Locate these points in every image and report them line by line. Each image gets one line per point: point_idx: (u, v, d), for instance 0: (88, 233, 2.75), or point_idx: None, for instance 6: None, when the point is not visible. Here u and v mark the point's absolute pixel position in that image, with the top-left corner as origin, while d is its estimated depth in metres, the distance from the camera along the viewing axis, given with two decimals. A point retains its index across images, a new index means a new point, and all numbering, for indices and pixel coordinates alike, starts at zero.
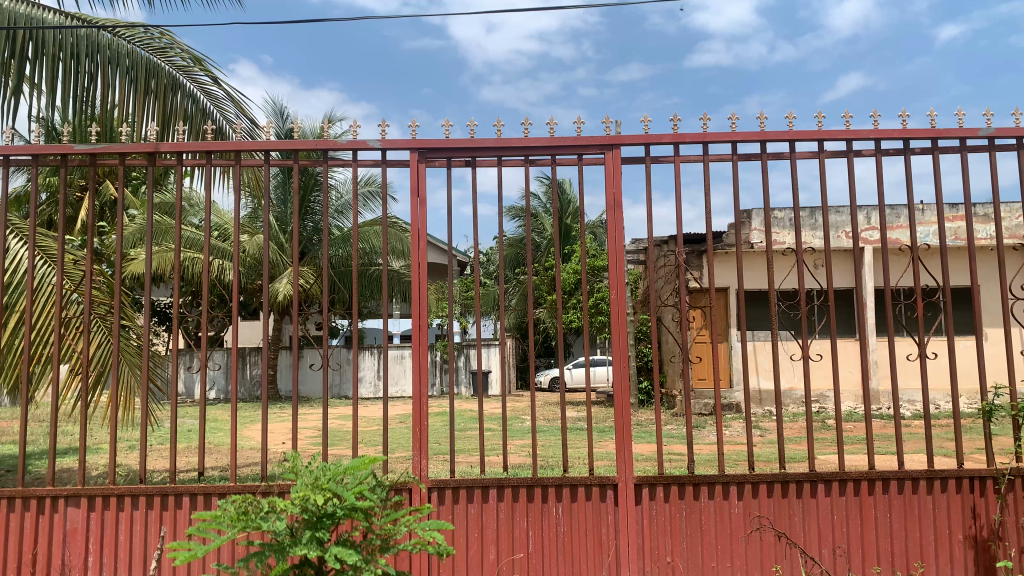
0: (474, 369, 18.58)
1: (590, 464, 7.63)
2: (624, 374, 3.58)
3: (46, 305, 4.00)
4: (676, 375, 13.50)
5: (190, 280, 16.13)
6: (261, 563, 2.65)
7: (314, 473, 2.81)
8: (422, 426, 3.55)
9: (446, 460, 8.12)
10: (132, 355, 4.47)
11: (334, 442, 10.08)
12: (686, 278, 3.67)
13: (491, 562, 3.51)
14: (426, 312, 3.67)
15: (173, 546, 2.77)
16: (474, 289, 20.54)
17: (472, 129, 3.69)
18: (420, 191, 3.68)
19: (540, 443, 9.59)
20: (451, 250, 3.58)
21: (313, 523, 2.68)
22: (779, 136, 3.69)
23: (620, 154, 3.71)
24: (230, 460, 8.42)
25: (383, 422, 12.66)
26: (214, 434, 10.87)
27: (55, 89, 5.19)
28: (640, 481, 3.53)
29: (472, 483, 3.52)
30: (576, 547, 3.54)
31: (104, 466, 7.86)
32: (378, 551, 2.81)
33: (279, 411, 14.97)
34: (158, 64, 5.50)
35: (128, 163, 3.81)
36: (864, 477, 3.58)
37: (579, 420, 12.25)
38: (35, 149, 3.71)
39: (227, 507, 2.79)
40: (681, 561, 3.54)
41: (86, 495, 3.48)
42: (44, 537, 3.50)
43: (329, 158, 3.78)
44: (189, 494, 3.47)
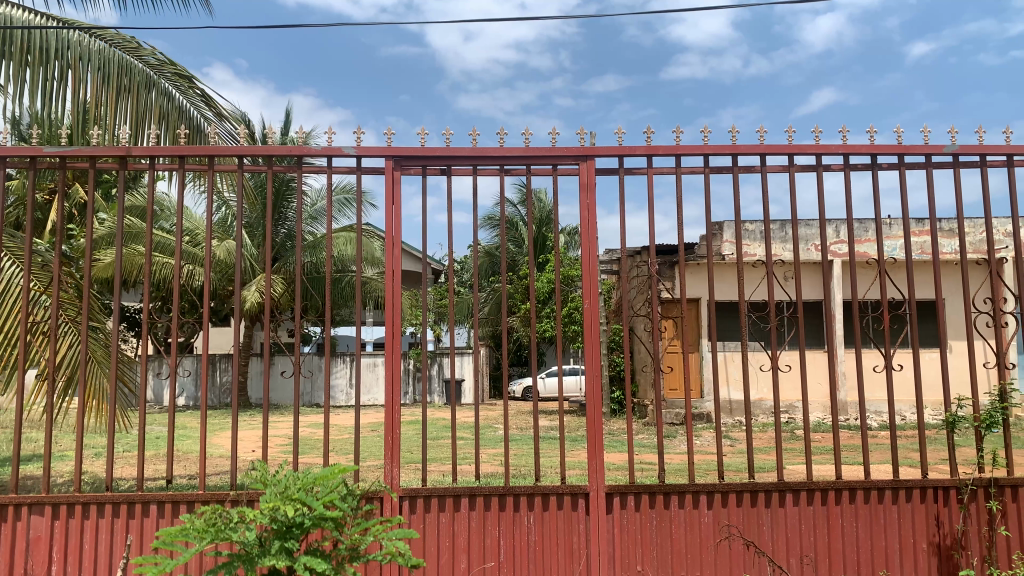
0: (446, 377, 18.66)
1: (563, 473, 7.67)
2: (596, 385, 3.60)
3: (13, 306, 3.96)
4: (648, 385, 13.59)
5: (161, 285, 15.94)
6: (229, 574, 2.63)
7: (284, 482, 2.79)
8: (394, 434, 3.53)
9: (418, 469, 8.10)
10: (101, 359, 4.45)
11: (305, 450, 10.00)
12: (658, 290, 3.66)
13: (463, 570, 3.51)
14: (399, 321, 3.65)
15: (140, 556, 2.73)
16: (448, 296, 20.57)
17: (449, 137, 3.71)
18: (395, 199, 3.68)
19: (512, 451, 9.63)
20: (424, 257, 3.56)
21: (282, 533, 2.67)
22: (751, 149, 3.74)
23: (594, 165, 3.74)
24: (199, 468, 8.33)
25: (355, 431, 12.57)
26: (183, 441, 10.73)
27: (23, 89, 5.11)
28: (612, 489, 3.56)
29: (444, 492, 3.51)
30: (548, 555, 3.54)
31: (69, 472, 7.76)
32: (347, 562, 2.80)
33: (249, 420, 14.77)
34: (132, 62, 5.38)
35: (99, 166, 3.75)
36: (831, 486, 3.63)
37: (552, 429, 12.29)
38: (4, 150, 3.65)
39: (196, 517, 2.75)
40: (651, 567, 3.56)
41: (51, 503, 3.43)
42: (6, 546, 3.43)
43: (302, 166, 3.75)
44: (157, 502, 3.43)
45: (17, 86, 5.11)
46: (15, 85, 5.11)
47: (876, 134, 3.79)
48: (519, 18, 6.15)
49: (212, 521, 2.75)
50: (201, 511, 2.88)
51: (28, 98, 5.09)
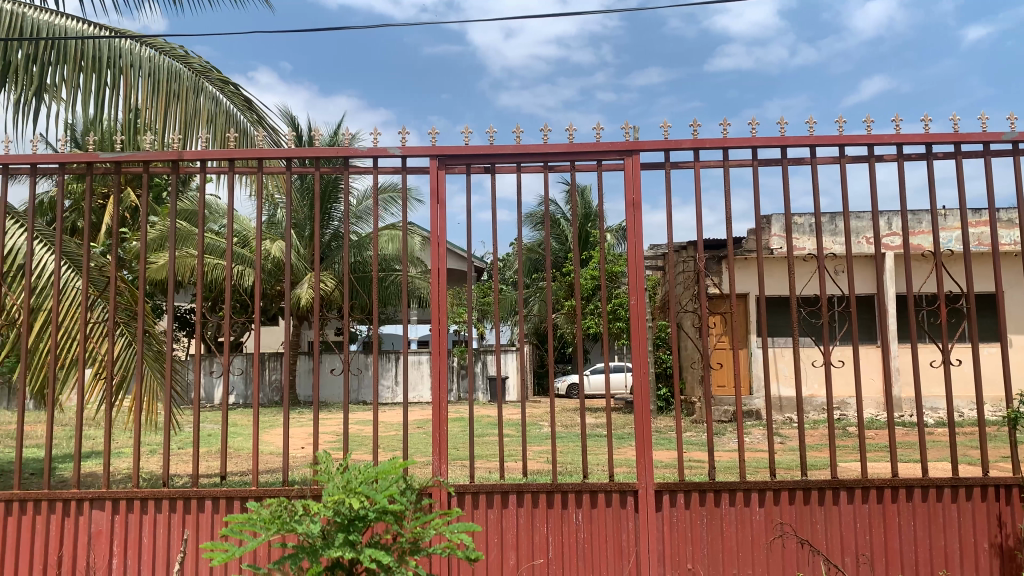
0: (491, 375, 18.72)
1: (610, 470, 7.64)
2: (643, 381, 3.56)
3: (72, 306, 4.07)
4: (695, 383, 13.46)
5: (211, 286, 16.26)
6: (294, 565, 2.63)
7: (346, 476, 2.81)
8: (441, 431, 3.55)
9: (465, 466, 8.16)
10: (154, 360, 4.54)
11: (354, 446, 10.16)
12: (707, 284, 3.58)
13: (512, 567, 3.51)
14: (445, 318, 3.67)
15: (208, 546, 2.76)
16: (491, 294, 20.63)
17: (492, 135, 3.71)
18: (440, 197, 3.70)
19: (559, 449, 9.60)
20: (469, 255, 3.56)
21: (345, 526, 2.68)
22: (800, 141, 3.68)
23: (639, 160, 3.70)
24: (251, 465, 8.50)
25: (402, 428, 12.68)
26: (235, 438, 10.96)
27: (77, 97, 5.25)
28: (660, 487, 3.53)
29: (492, 489, 3.52)
30: (597, 553, 3.53)
31: (127, 470, 7.93)
32: (407, 555, 2.79)
33: (298, 417, 14.98)
34: (181, 69, 5.53)
35: (152, 171, 3.83)
36: (887, 485, 3.55)
37: (598, 427, 12.21)
38: (60, 156, 3.74)
39: (263, 509, 2.79)
40: (702, 566, 3.52)
41: (111, 498, 3.52)
42: (68, 540, 3.54)
43: (349, 167, 3.78)
44: (212, 498, 3.50)
45: (70, 92, 5.25)
46: (69, 91, 5.25)
47: (931, 122, 3.70)
48: (561, 14, 6.12)
49: (279, 512, 2.77)
50: (268, 503, 2.92)
51: (81, 105, 5.23)
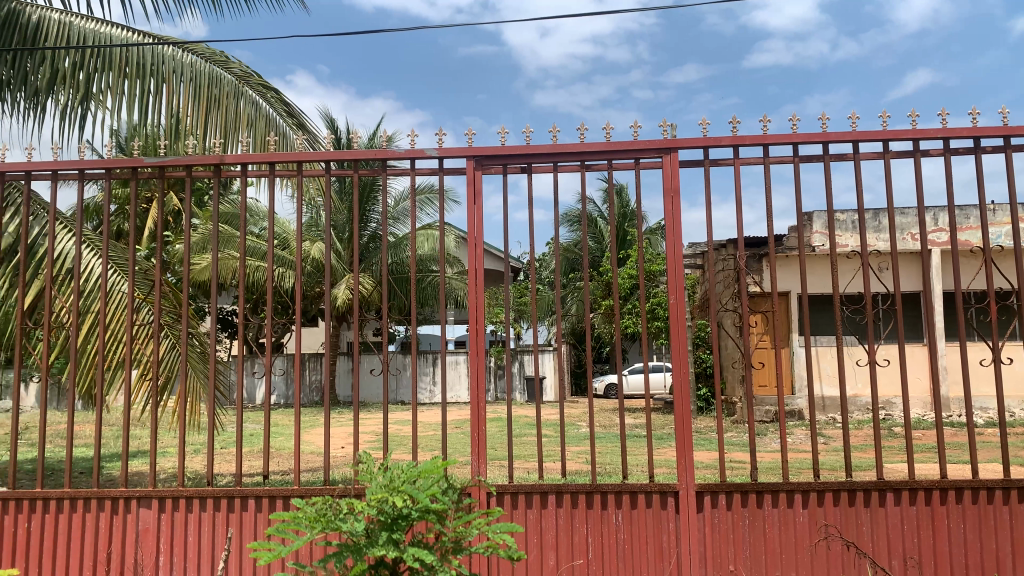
0: (529, 375, 18.72)
1: (650, 471, 7.59)
2: (684, 381, 3.53)
3: (118, 310, 4.19)
4: (735, 382, 13.32)
5: (253, 288, 16.51)
6: (339, 563, 2.66)
7: (389, 475, 2.83)
8: (479, 431, 3.55)
9: (504, 466, 8.18)
10: (198, 360, 4.65)
11: (394, 446, 10.24)
12: (747, 282, 3.53)
13: (551, 568, 3.50)
14: (482, 319, 3.67)
15: (254, 545, 2.80)
16: (528, 294, 20.64)
17: (528, 135, 3.70)
18: (477, 198, 3.71)
19: (598, 449, 9.56)
20: (506, 256, 3.56)
21: (389, 525, 2.69)
22: (843, 136, 3.61)
23: (677, 158, 3.67)
24: (293, 464, 8.63)
25: (441, 428, 12.74)
26: (277, 438, 11.12)
27: (121, 104, 5.37)
28: (701, 488, 3.50)
29: (531, 489, 3.52)
30: (636, 554, 3.50)
31: (173, 469, 8.09)
32: (450, 554, 2.80)
33: (338, 417, 15.15)
34: (222, 74, 5.63)
35: (195, 175, 3.89)
36: (936, 486, 3.47)
37: (638, 427, 12.13)
38: (106, 162, 3.83)
39: (308, 507, 2.82)
40: (744, 568, 3.48)
41: (157, 496, 3.59)
42: (117, 538, 3.61)
43: (387, 168, 3.80)
44: (254, 497, 3.55)
45: (115, 99, 5.37)
46: (114, 98, 5.36)
47: (979, 115, 3.60)
48: (596, 12, 6.10)
49: (324, 511, 2.81)
50: (314, 502, 2.96)
51: (126, 111, 5.34)
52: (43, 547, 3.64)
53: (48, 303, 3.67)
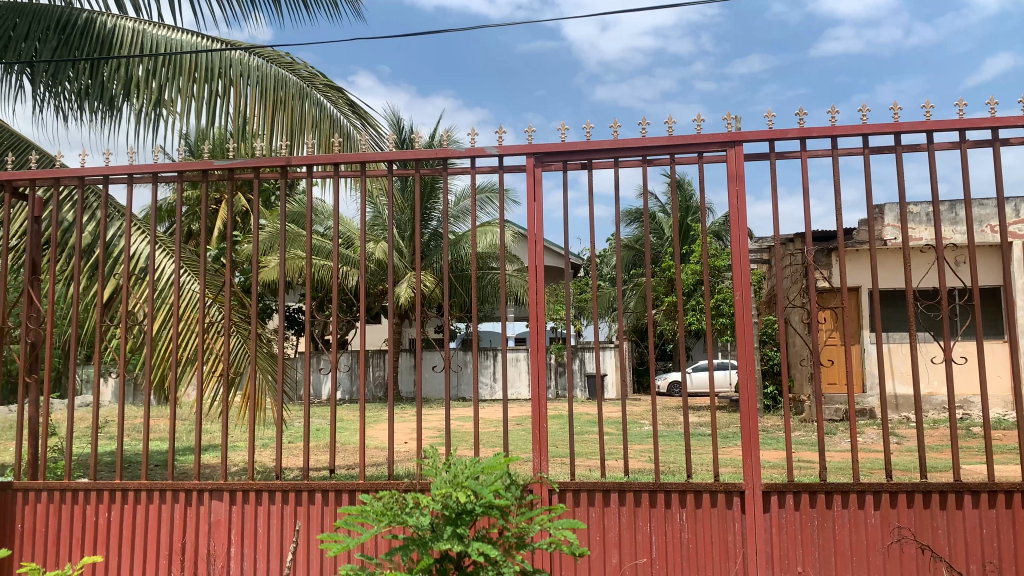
0: (590, 372, 18.66)
1: (714, 470, 7.49)
2: (750, 379, 3.46)
3: (191, 307, 4.35)
4: (803, 380, 13.02)
5: (319, 286, 16.85)
6: (405, 556, 2.69)
7: (453, 470, 2.85)
8: (541, 429, 3.55)
9: (566, 463, 8.17)
10: (265, 358, 4.72)
11: (456, 442, 10.35)
12: (815, 277, 3.43)
13: (615, 566, 3.47)
14: (543, 316, 3.66)
15: (323, 537, 2.84)
16: (589, 290, 20.57)
17: (589, 131, 3.67)
18: (537, 195, 3.70)
19: (661, 447, 9.46)
20: (567, 252, 3.53)
21: (454, 519, 2.73)
22: (916, 126, 3.49)
23: (742, 151, 3.59)
24: (358, 459, 8.79)
25: (503, 424, 12.80)
26: (342, 433, 11.34)
27: (191, 108, 5.53)
28: (768, 488, 3.43)
29: (593, 486, 3.50)
30: (701, 554, 3.45)
31: (242, 463, 8.32)
32: (513, 549, 2.82)
33: (402, 413, 15.35)
34: (287, 76, 5.77)
35: (262, 177, 3.99)
36: (1016, 489, 3.35)
37: (702, 425, 11.96)
38: (177, 165, 3.95)
39: (375, 501, 2.85)
40: (813, 569, 3.39)
41: (229, 489, 3.69)
42: (190, 529, 3.73)
43: (448, 167, 3.82)
44: (321, 490, 3.62)
45: (185, 104, 5.54)
46: (185, 102, 5.52)
47: None
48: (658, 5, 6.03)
49: (390, 505, 2.85)
50: (379, 496, 3.00)
51: (195, 115, 5.50)
52: (121, 535, 3.78)
53: (124, 301, 3.73)
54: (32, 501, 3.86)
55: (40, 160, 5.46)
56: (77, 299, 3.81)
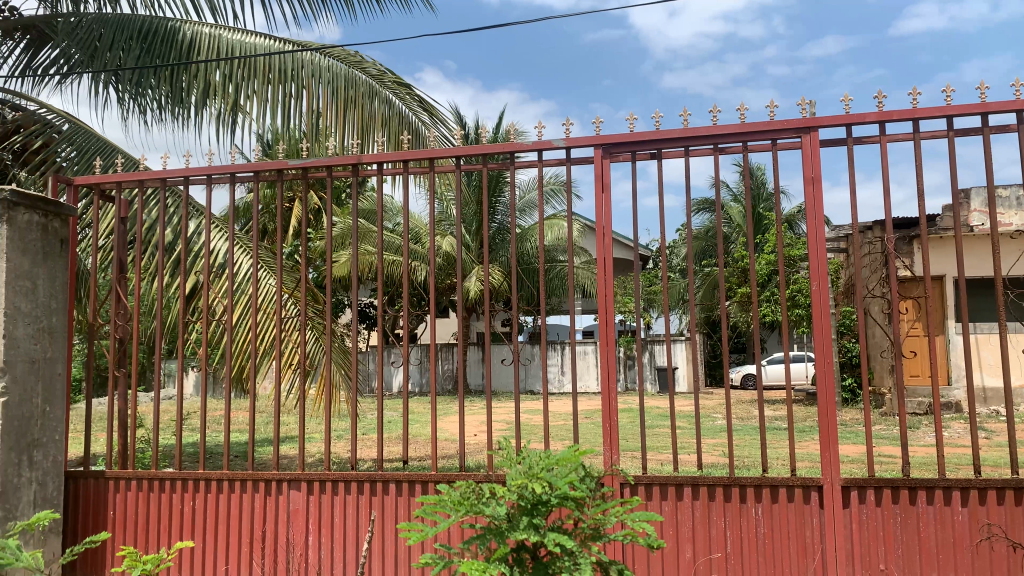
0: (660, 365, 18.46)
1: (791, 465, 7.33)
2: (828, 372, 3.36)
3: (268, 304, 4.48)
4: (884, 373, 12.60)
5: (390, 281, 17.11)
6: (482, 545, 2.69)
7: (528, 462, 2.84)
8: (611, 422, 3.53)
9: (638, 457, 8.11)
10: (339, 353, 4.83)
11: (526, 435, 10.39)
12: (895, 266, 3.30)
13: (689, 561, 3.44)
14: (613, 308, 3.63)
15: (404, 525, 2.87)
16: (659, 282, 20.34)
17: (658, 120, 3.62)
18: (606, 186, 3.67)
19: (735, 441, 9.31)
20: (637, 244, 3.49)
21: (529, 510, 2.71)
22: (1004, 106, 3.32)
23: (818, 137, 3.49)
24: (431, 450, 8.91)
25: (573, 417, 12.79)
26: (415, 425, 11.52)
27: (266, 110, 5.67)
28: (848, 483, 3.32)
29: (666, 480, 3.46)
30: (778, 550, 3.38)
31: (319, 453, 8.54)
32: (589, 540, 2.80)
33: (473, 405, 15.48)
34: (357, 75, 5.89)
35: (335, 175, 4.07)
36: None
37: (777, 419, 11.70)
38: (254, 165, 4.06)
39: (453, 490, 2.86)
40: (896, 567, 3.28)
41: (306, 479, 3.79)
42: (271, 518, 3.84)
43: (515, 161, 3.82)
44: (395, 481, 3.69)
45: (260, 106, 5.68)
46: (260, 104, 5.67)
47: None
48: None
49: (467, 495, 2.86)
50: (456, 486, 3.02)
51: (269, 116, 5.65)
52: (205, 523, 3.92)
53: (204, 297, 3.84)
54: (123, 489, 4.04)
55: (125, 164, 5.69)
56: (162, 297, 3.95)
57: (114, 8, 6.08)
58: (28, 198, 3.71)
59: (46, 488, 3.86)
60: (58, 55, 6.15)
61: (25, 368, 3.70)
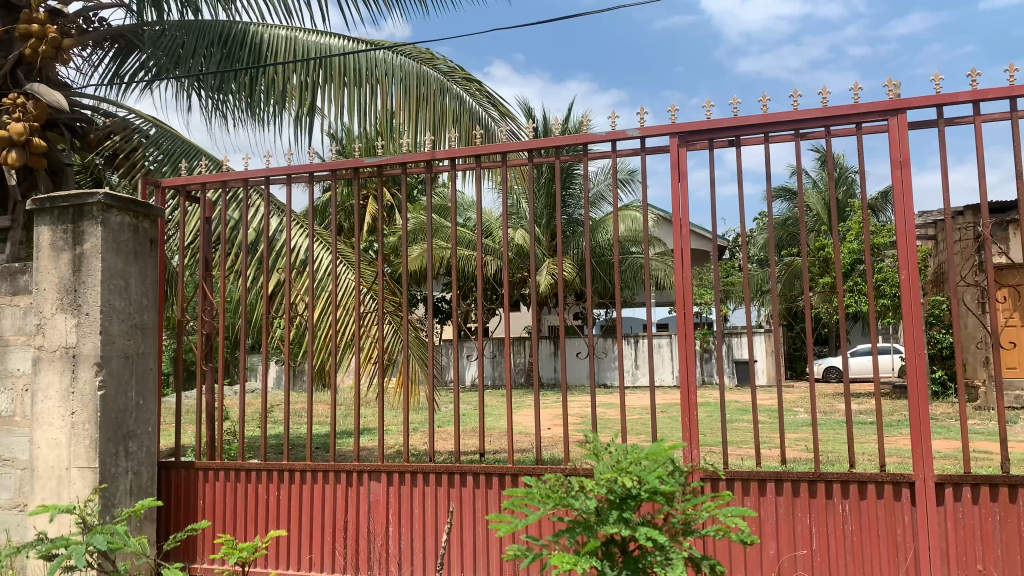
0: (738, 358, 18.10)
1: (880, 460, 7.08)
2: (920, 364, 3.23)
3: (347, 299, 4.59)
4: (978, 365, 12.05)
5: (464, 275, 17.24)
6: (572, 539, 2.69)
7: (616, 456, 2.82)
8: (691, 416, 3.47)
9: (719, 452, 7.97)
10: (416, 345, 4.91)
11: (603, 429, 10.34)
12: (991, 253, 3.15)
13: (773, 558, 3.36)
14: (690, 299, 3.57)
15: (492, 517, 2.88)
16: (736, 273, 19.93)
17: (736, 107, 3.53)
18: (682, 174, 3.61)
19: (820, 436, 9.05)
20: (714, 234, 3.42)
21: (618, 504, 2.69)
22: None
23: (906, 119, 3.35)
24: (508, 443, 8.96)
25: (649, 411, 12.66)
26: (491, 418, 11.60)
27: (341, 109, 5.79)
28: (942, 480, 3.19)
29: (748, 476, 3.39)
30: (867, 548, 3.27)
31: (399, 445, 8.69)
32: (680, 535, 2.77)
33: (548, 399, 15.50)
34: (429, 73, 5.95)
35: (410, 172, 4.11)
36: None
37: (863, 413, 11.32)
38: (331, 164, 4.13)
39: (541, 483, 2.86)
40: (996, 569, 3.14)
41: (385, 471, 3.86)
42: (352, 508, 3.93)
43: (589, 152, 3.79)
44: (472, 473, 3.72)
45: (335, 105, 5.80)
46: (336, 104, 5.79)
47: None
48: None
49: (556, 488, 2.86)
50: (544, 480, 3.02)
51: (345, 115, 5.76)
52: (290, 512, 4.03)
53: (286, 293, 3.94)
54: (212, 479, 4.19)
55: (209, 165, 5.90)
56: (246, 293, 4.07)
57: (196, 15, 6.29)
58: (121, 200, 3.86)
59: (141, 478, 4.02)
60: (144, 61, 6.41)
61: (120, 364, 3.87)
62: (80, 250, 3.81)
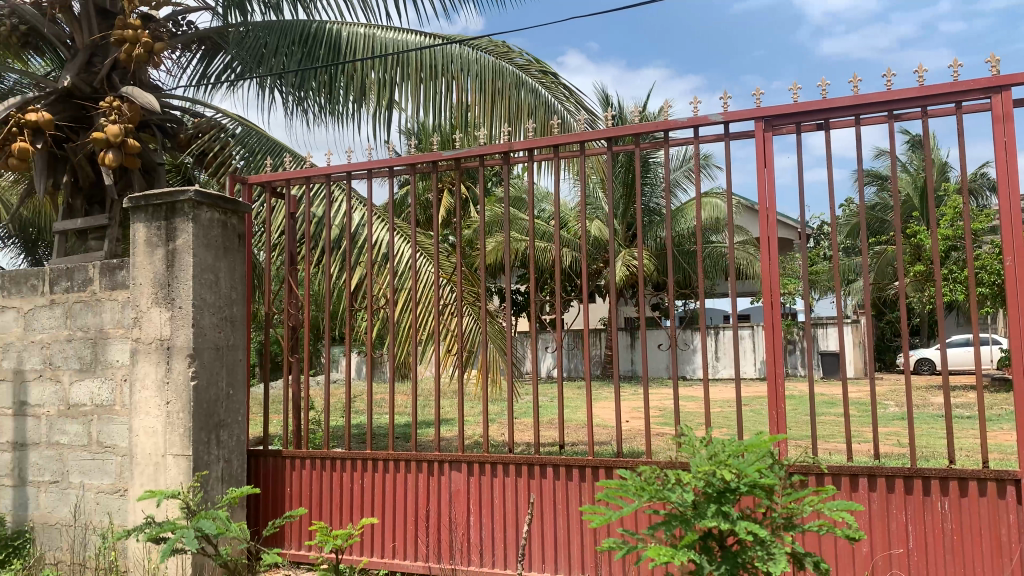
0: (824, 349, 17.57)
1: (983, 457, 6.76)
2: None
3: (427, 291, 4.65)
4: None
5: (541, 267, 17.24)
6: (668, 532, 2.65)
7: (712, 448, 2.76)
8: (779, 409, 3.39)
9: (808, 446, 7.75)
10: (496, 336, 4.94)
11: (685, 421, 10.20)
12: None
13: (867, 556, 3.26)
14: (777, 289, 3.47)
15: (585, 509, 2.86)
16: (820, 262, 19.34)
17: (824, 88, 3.41)
18: (768, 160, 3.51)
19: (915, 430, 8.70)
20: (803, 220, 3.32)
21: (716, 497, 2.63)
22: None
23: (1011, 97, 3.16)
24: (589, 435, 8.93)
25: (732, 403, 12.43)
26: (571, 410, 11.58)
27: (418, 105, 5.85)
28: None
29: (840, 471, 3.28)
30: (968, 549, 3.12)
31: (480, 436, 8.77)
32: (781, 530, 2.68)
33: (627, 391, 15.37)
34: (504, 66, 5.95)
35: (488, 165, 4.11)
36: None
37: (960, 407, 10.84)
38: (410, 158, 4.17)
39: (636, 475, 2.83)
40: None
41: (466, 461, 3.90)
42: (435, 498, 3.97)
43: (670, 140, 3.72)
44: (553, 465, 3.72)
45: (412, 101, 5.87)
46: (412, 100, 5.86)
47: None
48: None
49: (650, 481, 2.82)
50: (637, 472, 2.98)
51: (421, 111, 5.82)
52: (374, 500, 4.11)
53: (368, 286, 4.00)
54: (298, 467, 4.30)
55: (293, 161, 6.05)
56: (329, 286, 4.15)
57: (277, 15, 6.44)
58: (210, 197, 3.98)
59: (231, 466, 4.16)
60: (229, 61, 6.62)
61: (211, 356, 4.01)
62: (174, 246, 3.96)
